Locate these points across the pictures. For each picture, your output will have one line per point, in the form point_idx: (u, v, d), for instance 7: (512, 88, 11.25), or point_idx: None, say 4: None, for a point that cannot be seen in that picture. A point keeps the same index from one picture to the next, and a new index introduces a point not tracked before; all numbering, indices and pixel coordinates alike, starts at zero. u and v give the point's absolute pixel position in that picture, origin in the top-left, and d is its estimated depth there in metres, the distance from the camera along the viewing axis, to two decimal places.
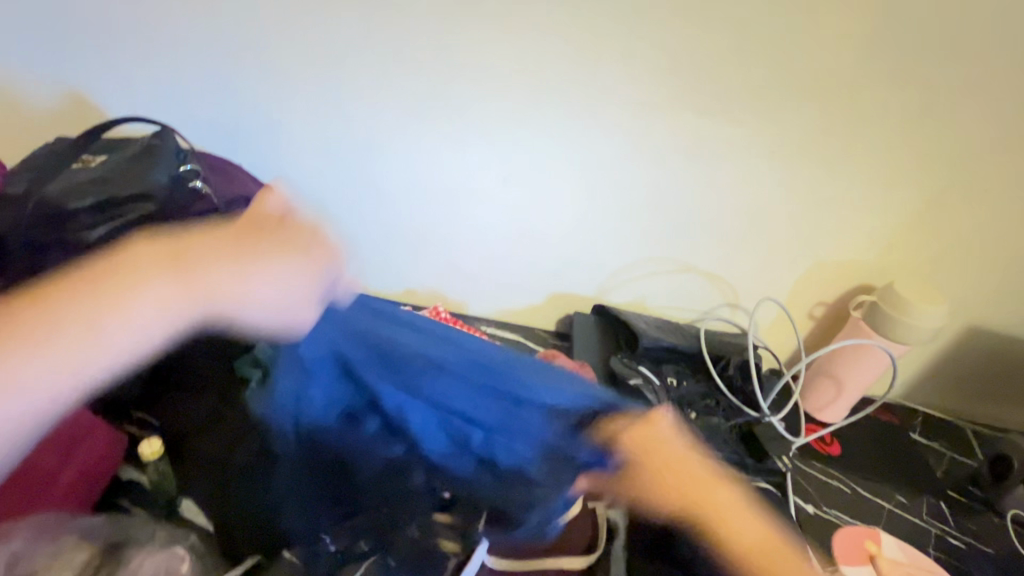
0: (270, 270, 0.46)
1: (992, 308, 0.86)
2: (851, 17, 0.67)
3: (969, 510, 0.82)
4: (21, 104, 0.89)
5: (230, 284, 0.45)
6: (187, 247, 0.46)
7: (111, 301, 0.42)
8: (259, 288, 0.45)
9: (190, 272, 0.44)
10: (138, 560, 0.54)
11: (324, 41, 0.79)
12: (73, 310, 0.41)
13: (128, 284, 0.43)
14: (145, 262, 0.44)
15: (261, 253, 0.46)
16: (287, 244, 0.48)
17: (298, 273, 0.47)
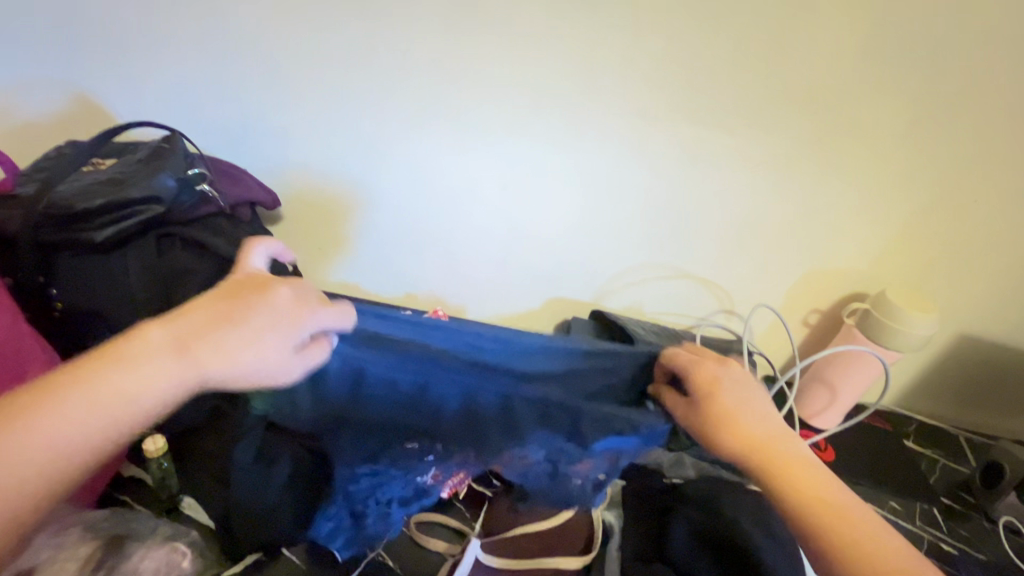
0: (253, 335, 0.43)
1: (983, 318, 0.87)
2: (841, 33, 0.69)
3: (962, 517, 0.84)
4: (33, 109, 0.92)
5: (227, 353, 0.42)
6: (184, 320, 0.42)
7: (97, 390, 0.39)
8: (246, 354, 0.43)
9: (189, 346, 0.41)
10: (140, 556, 0.60)
11: (328, 50, 0.81)
12: (59, 403, 0.38)
13: (112, 367, 0.39)
14: (142, 341, 0.41)
15: (254, 316, 0.44)
16: (271, 302, 0.45)
17: (279, 331, 0.45)
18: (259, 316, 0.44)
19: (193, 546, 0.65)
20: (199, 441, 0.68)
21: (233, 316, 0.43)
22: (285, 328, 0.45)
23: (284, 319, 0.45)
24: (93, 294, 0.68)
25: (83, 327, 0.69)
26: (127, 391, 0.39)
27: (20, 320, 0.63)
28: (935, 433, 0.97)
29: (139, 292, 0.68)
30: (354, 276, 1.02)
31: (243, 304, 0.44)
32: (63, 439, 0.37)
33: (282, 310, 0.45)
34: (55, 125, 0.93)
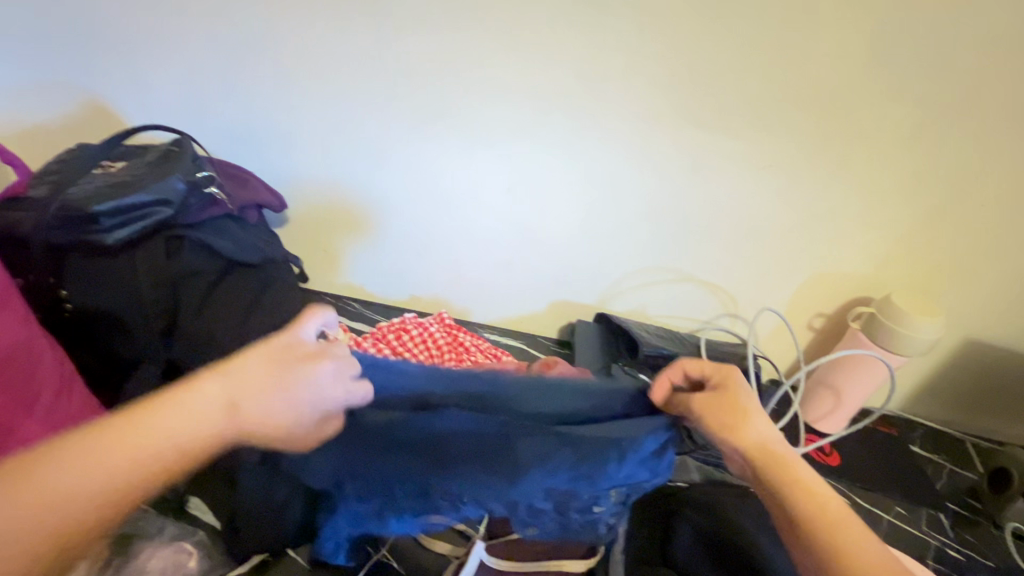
0: (296, 402, 0.43)
1: (990, 322, 0.87)
2: (845, 37, 0.69)
3: (969, 523, 0.83)
4: (45, 114, 0.93)
5: (274, 432, 0.43)
6: (239, 396, 0.41)
7: (143, 443, 0.38)
8: (286, 421, 0.43)
9: (242, 426, 0.41)
10: (147, 555, 0.63)
11: (335, 54, 0.81)
12: (106, 453, 0.37)
13: (162, 421, 0.39)
14: (193, 414, 0.40)
15: (306, 397, 0.44)
16: (321, 379, 0.45)
17: (325, 409, 0.46)
18: (307, 384, 0.44)
19: (200, 544, 0.66)
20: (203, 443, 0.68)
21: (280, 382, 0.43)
22: (325, 397, 0.45)
23: (326, 391, 0.45)
24: (102, 293, 0.68)
25: (91, 326, 0.70)
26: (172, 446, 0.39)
27: (32, 322, 0.64)
28: (942, 438, 0.96)
29: (148, 291, 0.69)
30: (359, 278, 1.02)
31: (293, 381, 0.43)
32: (103, 488, 0.37)
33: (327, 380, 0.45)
34: (65, 128, 0.95)
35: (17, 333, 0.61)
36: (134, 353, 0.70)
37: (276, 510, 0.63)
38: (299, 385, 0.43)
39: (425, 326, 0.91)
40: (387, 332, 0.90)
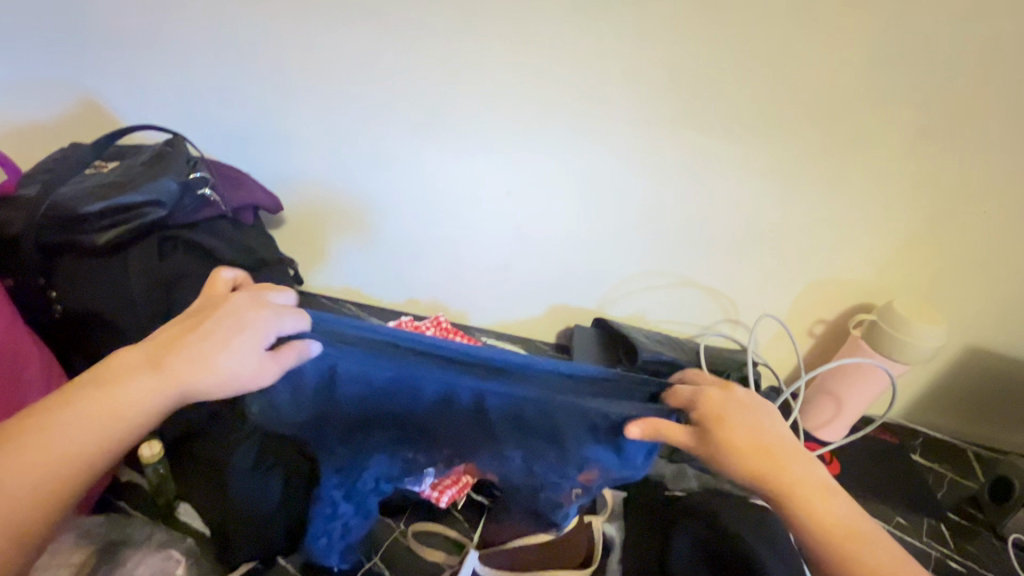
0: (221, 338, 0.48)
1: (993, 330, 0.86)
2: (849, 42, 0.69)
3: (970, 533, 0.82)
4: (41, 112, 0.93)
5: (200, 368, 0.47)
6: (165, 348, 0.48)
7: (72, 430, 0.44)
8: (213, 363, 0.47)
9: (169, 367, 0.47)
10: (135, 562, 0.60)
11: (333, 54, 0.80)
12: (36, 440, 0.43)
13: (87, 406, 0.45)
14: (126, 372, 0.46)
15: (217, 331, 0.49)
16: (233, 313, 0.50)
17: (248, 342, 0.49)
18: (224, 321, 0.49)
19: (189, 552, 0.63)
20: (193, 446, 0.68)
21: (199, 324, 0.49)
22: (250, 328, 0.49)
23: (247, 321, 0.50)
24: (94, 295, 0.67)
25: (81, 327, 0.69)
26: (107, 417, 0.45)
27: (18, 323, 0.63)
28: (943, 447, 0.95)
29: (141, 293, 0.68)
30: (356, 280, 1.01)
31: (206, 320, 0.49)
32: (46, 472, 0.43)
33: (246, 312, 0.50)
34: (61, 128, 0.94)
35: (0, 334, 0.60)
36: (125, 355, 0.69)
37: (268, 515, 0.63)
38: (217, 323, 0.49)
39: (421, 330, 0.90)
40: None
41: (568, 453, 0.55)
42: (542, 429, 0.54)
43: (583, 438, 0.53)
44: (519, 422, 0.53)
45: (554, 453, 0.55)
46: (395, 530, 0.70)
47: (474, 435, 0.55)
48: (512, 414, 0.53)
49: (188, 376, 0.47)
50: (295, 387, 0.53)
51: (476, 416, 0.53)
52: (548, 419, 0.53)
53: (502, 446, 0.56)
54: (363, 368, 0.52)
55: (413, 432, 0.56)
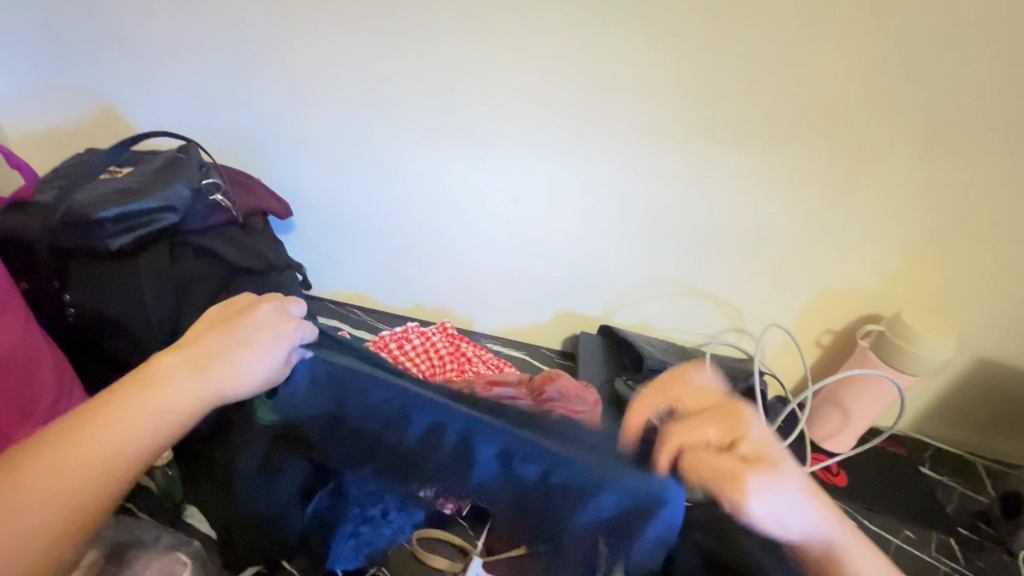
0: (258, 345, 0.52)
1: (1002, 342, 0.85)
2: (855, 53, 0.69)
3: (979, 548, 0.81)
4: (57, 118, 0.95)
5: (234, 371, 0.50)
6: (204, 351, 0.50)
7: (119, 429, 0.44)
8: (246, 367, 0.50)
9: (208, 369, 0.49)
10: (142, 565, 0.59)
11: (343, 62, 0.82)
12: (68, 451, 0.42)
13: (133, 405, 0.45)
14: (167, 373, 0.47)
15: (250, 336, 0.52)
16: (262, 320, 0.54)
17: (278, 347, 0.53)
18: (257, 328, 0.53)
19: (194, 556, 0.64)
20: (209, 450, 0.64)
21: (234, 331, 0.52)
22: (279, 334, 0.54)
23: (278, 327, 0.54)
24: (105, 301, 0.67)
25: (94, 331, 0.69)
26: (154, 415, 0.45)
27: (33, 326, 0.64)
28: (952, 460, 0.94)
29: (151, 297, 0.68)
30: (362, 285, 1.02)
31: (238, 327, 0.53)
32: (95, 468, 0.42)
33: (273, 320, 0.55)
34: (77, 133, 0.96)
35: (18, 336, 0.61)
36: (135, 357, 0.69)
37: (270, 524, 0.64)
38: (251, 331, 0.53)
39: (427, 336, 0.91)
40: (388, 341, 0.89)
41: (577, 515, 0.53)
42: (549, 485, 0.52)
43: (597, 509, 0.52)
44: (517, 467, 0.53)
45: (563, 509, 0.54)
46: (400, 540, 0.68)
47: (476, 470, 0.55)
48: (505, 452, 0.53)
49: (223, 379, 0.49)
50: (311, 386, 0.56)
51: (469, 448, 0.54)
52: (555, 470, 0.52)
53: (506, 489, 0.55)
54: (366, 382, 0.55)
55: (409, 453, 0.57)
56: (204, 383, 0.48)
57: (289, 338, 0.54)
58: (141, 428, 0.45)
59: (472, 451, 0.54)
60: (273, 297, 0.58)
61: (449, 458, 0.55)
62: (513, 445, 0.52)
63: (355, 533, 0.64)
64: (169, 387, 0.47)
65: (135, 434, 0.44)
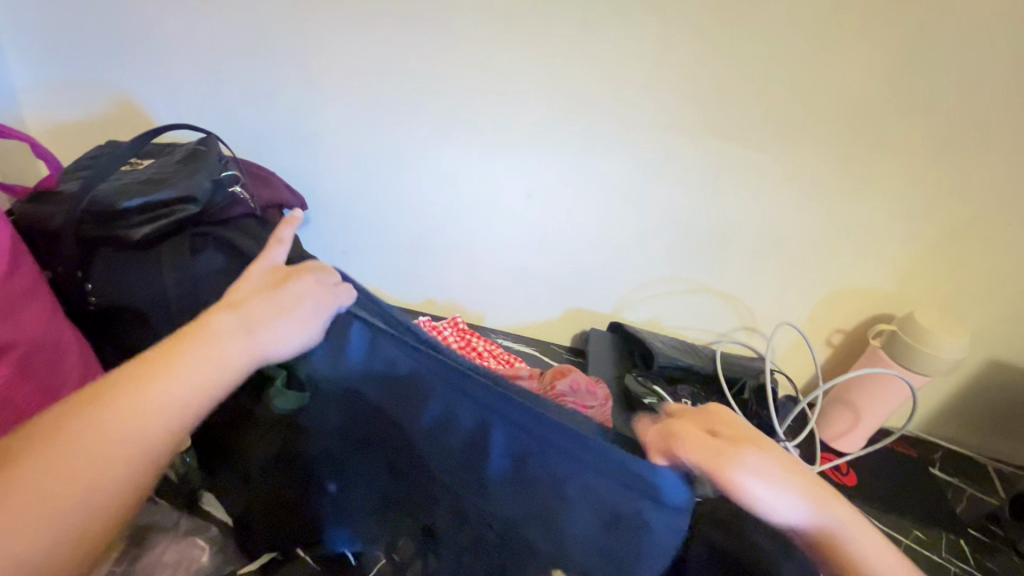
0: (299, 314, 0.56)
1: (1016, 344, 0.85)
2: (874, 50, 0.69)
3: (990, 550, 0.80)
4: (78, 112, 0.96)
5: (279, 335, 0.53)
6: (254, 315, 0.53)
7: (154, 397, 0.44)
8: (291, 334, 0.54)
9: (259, 332, 0.52)
10: (161, 549, 0.64)
11: (362, 59, 0.82)
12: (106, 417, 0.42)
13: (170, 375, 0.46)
14: (217, 334, 0.50)
15: (294, 303, 0.56)
16: (304, 289, 0.57)
17: (316, 317, 0.57)
18: (301, 299, 0.57)
19: (211, 540, 0.68)
20: (224, 437, 0.68)
21: (280, 300, 0.55)
22: (326, 304, 0.58)
23: (325, 299, 0.58)
24: (126, 287, 0.70)
25: (115, 316, 0.72)
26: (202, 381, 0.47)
27: (60, 315, 0.66)
28: (961, 461, 0.94)
29: (170, 287, 0.69)
30: (374, 280, 1.03)
31: (284, 294, 0.56)
32: (134, 443, 0.42)
33: (314, 291, 0.58)
34: (97, 127, 0.97)
35: (44, 322, 0.63)
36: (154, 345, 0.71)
37: (284, 509, 0.67)
38: (295, 298, 0.56)
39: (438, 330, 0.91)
40: None
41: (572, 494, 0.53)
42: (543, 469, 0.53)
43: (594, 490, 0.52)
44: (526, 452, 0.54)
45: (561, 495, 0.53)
46: None
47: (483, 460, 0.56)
48: (511, 460, 0.55)
49: (269, 343, 0.52)
50: (333, 358, 0.61)
51: (481, 431, 0.55)
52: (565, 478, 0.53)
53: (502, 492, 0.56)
54: (385, 355, 0.58)
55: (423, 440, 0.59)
56: (251, 343, 0.51)
57: (325, 308, 0.58)
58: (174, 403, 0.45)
59: (484, 443, 0.55)
60: (315, 266, 0.61)
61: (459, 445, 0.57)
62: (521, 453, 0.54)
63: (358, 519, 0.66)
64: (221, 347, 0.49)
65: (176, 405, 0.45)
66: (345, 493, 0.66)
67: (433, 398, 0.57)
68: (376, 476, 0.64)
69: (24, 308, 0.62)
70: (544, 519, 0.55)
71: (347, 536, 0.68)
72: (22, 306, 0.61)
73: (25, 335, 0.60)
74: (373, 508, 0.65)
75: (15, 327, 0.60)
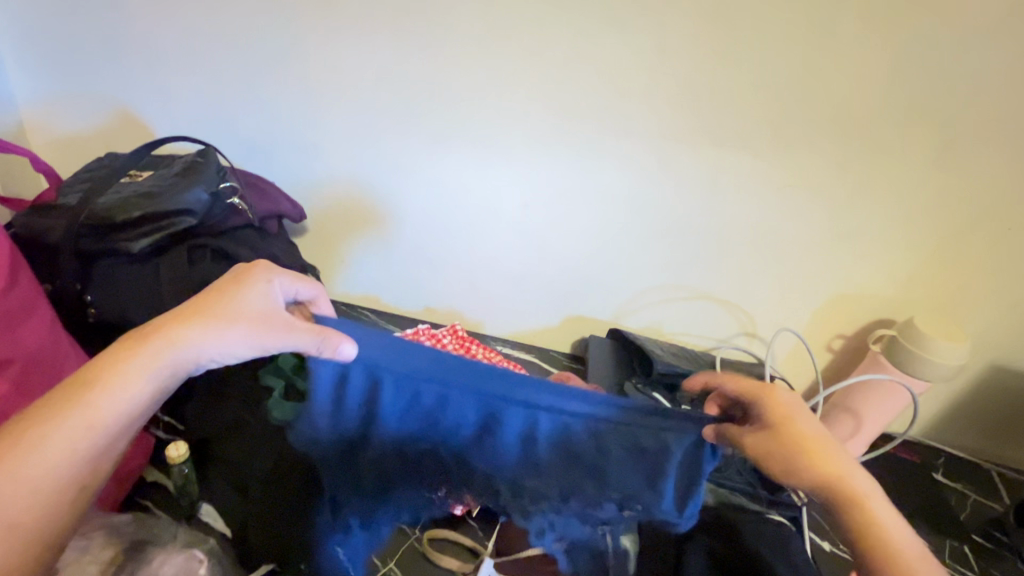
0: (223, 311, 0.49)
1: (1018, 349, 0.84)
2: (868, 57, 0.69)
3: (994, 556, 0.80)
4: (78, 125, 0.97)
5: (199, 338, 0.48)
6: (166, 322, 0.48)
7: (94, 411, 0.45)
8: (215, 333, 0.48)
9: (165, 339, 0.48)
10: (160, 562, 0.62)
11: (359, 68, 0.83)
12: (51, 432, 0.44)
13: (59, 436, 0.44)
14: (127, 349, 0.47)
15: (221, 300, 0.49)
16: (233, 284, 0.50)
17: (253, 308, 0.49)
18: (228, 292, 0.50)
19: (210, 552, 0.65)
20: (223, 448, 0.72)
21: (194, 316, 0.48)
22: (257, 313, 0.49)
23: (254, 306, 0.49)
24: (124, 300, 0.71)
25: (112, 330, 0.72)
26: (82, 439, 0.45)
27: (58, 326, 0.67)
28: (966, 466, 0.93)
29: (166, 300, 0.70)
30: (373, 288, 1.03)
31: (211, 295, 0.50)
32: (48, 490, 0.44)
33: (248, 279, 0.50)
34: (97, 139, 0.98)
35: (41, 338, 0.63)
36: None
37: (285, 512, 0.66)
38: (221, 295, 0.50)
39: (437, 339, 0.91)
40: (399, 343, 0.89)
41: (616, 477, 0.55)
42: (582, 460, 0.55)
43: (632, 465, 0.54)
44: (568, 450, 0.55)
45: (598, 483, 0.55)
46: (409, 538, 0.72)
47: (515, 466, 0.56)
48: (532, 448, 0.55)
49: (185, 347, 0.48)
50: (333, 392, 0.55)
51: (524, 439, 0.54)
52: (592, 451, 0.54)
53: (535, 483, 0.57)
54: (385, 372, 0.53)
55: (453, 458, 0.58)
56: (145, 378, 0.47)
57: (253, 298, 0.50)
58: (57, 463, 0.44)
59: (497, 432, 0.55)
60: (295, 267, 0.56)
61: (496, 457, 0.56)
62: (559, 434, 0.54)
63: (354, 524, 0.62)
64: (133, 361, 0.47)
65: (62, 467, 0.44)
66: (348, 507, 0.61)
67: (466, 423, 0.55)
68: (386, 490, 0.60)
69: (22, 324, 0.62)
70: (582, 498, 0.57)
71: (348, 542, 0.63)
72: (19, 322, 0.62)
73: (22, 352, 0.61)
74: (381, 517, 0.62)
75: (12, 345, 0.60)
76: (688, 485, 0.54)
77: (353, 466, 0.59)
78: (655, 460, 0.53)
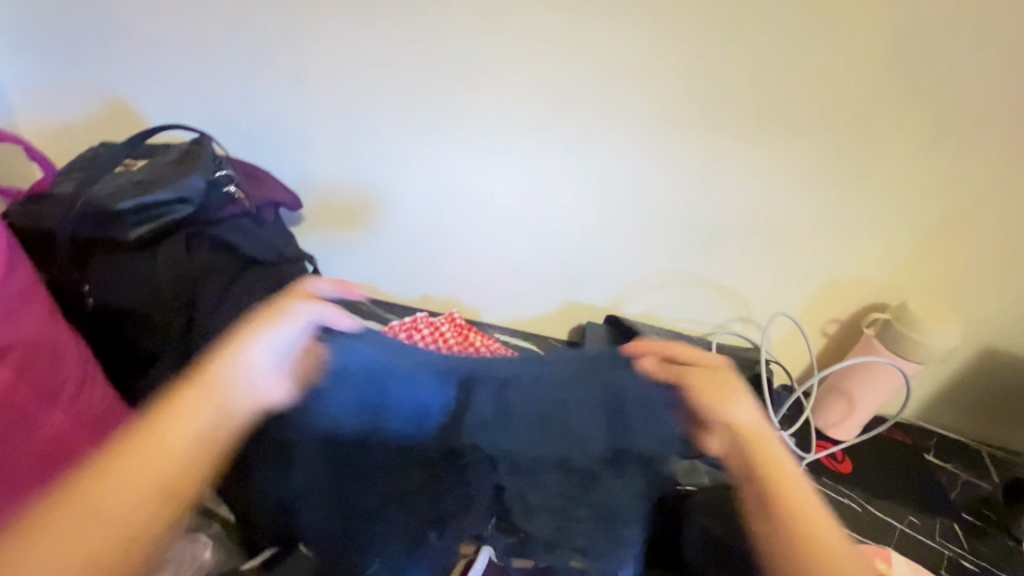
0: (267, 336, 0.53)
1: (1009, 331, 0.85)
2: (863, 40, 0.69)
3: (982, 533, 0.82)
4: (69, 115, 0.96)
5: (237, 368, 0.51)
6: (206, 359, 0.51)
7: (169, 441, 0.46)
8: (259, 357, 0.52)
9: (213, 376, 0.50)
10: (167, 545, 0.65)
11: (351, 54, 0.82)
12: (115, 463, 0.44)
13: (107, 471, 0.43)
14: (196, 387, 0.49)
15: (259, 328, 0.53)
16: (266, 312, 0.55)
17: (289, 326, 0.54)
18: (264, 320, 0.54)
19: (214, 536, 0.69)
20: None
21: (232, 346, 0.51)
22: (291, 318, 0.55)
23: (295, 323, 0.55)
24: (118, 287, 0.71)
25: (108, 320, 0.72)
26: (153, 467, 0.44)
27: (57, 316, 0.67)
28: (957, 447, 0.95)
29: (162, 288, 0.71)
30: (369, 276, 1.03)
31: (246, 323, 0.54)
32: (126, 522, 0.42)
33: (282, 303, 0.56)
34: (88, 129, 0.97)
35: (40, 326, 0.63)
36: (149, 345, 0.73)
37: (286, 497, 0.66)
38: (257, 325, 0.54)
39: (435, 326, 0.92)
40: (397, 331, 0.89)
41: (582, 440, 0.65)
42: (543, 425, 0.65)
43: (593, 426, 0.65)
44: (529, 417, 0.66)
45: (564, 446, 0.65)
46: None
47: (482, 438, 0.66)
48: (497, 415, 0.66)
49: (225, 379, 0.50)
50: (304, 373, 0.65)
51: (487, 405, 0.66)
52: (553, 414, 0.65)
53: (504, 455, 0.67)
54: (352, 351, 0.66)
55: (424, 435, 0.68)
56: (206, 409, 0.48)
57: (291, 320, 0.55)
58: (129, 505, 0.42)
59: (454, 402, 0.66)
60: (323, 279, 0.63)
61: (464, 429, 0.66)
62: (519, 401, 0.65)
63: (347, 502, 0.65)
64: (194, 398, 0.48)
65: (141, 500, 0.43)
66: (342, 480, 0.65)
67: (427, 398, 0.67)
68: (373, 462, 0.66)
69: (21, 313, 0.62)
70: (552, 464, 0.66)
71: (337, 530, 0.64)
72: (16, 312, 0.62)
73: (22, 339, 0.61)
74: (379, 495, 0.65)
75: (11, 332, 0.60)
76: (654, 441, 0.64)
77: (327, 448, 0.66)
78: (612, 418, 0.64)
